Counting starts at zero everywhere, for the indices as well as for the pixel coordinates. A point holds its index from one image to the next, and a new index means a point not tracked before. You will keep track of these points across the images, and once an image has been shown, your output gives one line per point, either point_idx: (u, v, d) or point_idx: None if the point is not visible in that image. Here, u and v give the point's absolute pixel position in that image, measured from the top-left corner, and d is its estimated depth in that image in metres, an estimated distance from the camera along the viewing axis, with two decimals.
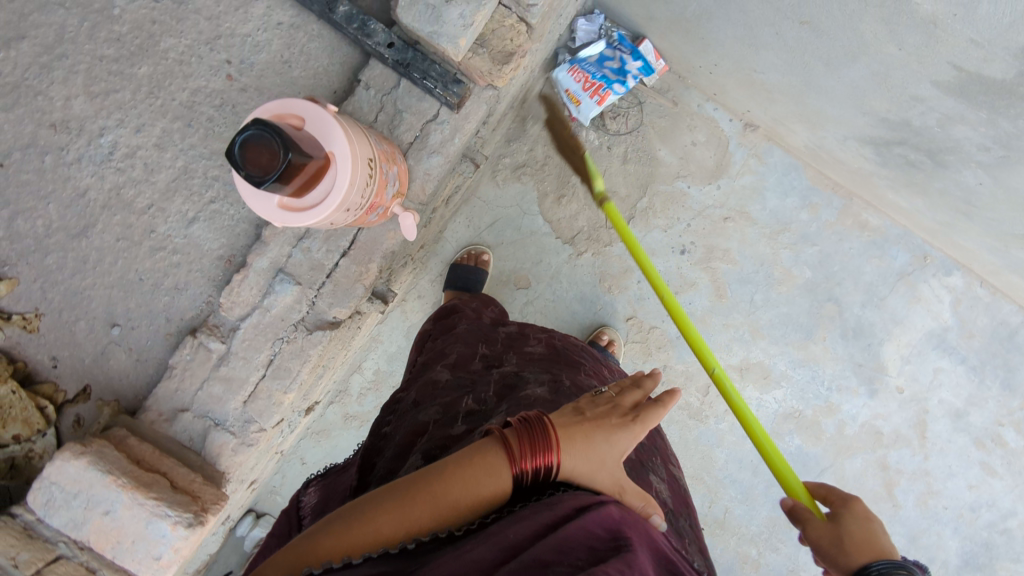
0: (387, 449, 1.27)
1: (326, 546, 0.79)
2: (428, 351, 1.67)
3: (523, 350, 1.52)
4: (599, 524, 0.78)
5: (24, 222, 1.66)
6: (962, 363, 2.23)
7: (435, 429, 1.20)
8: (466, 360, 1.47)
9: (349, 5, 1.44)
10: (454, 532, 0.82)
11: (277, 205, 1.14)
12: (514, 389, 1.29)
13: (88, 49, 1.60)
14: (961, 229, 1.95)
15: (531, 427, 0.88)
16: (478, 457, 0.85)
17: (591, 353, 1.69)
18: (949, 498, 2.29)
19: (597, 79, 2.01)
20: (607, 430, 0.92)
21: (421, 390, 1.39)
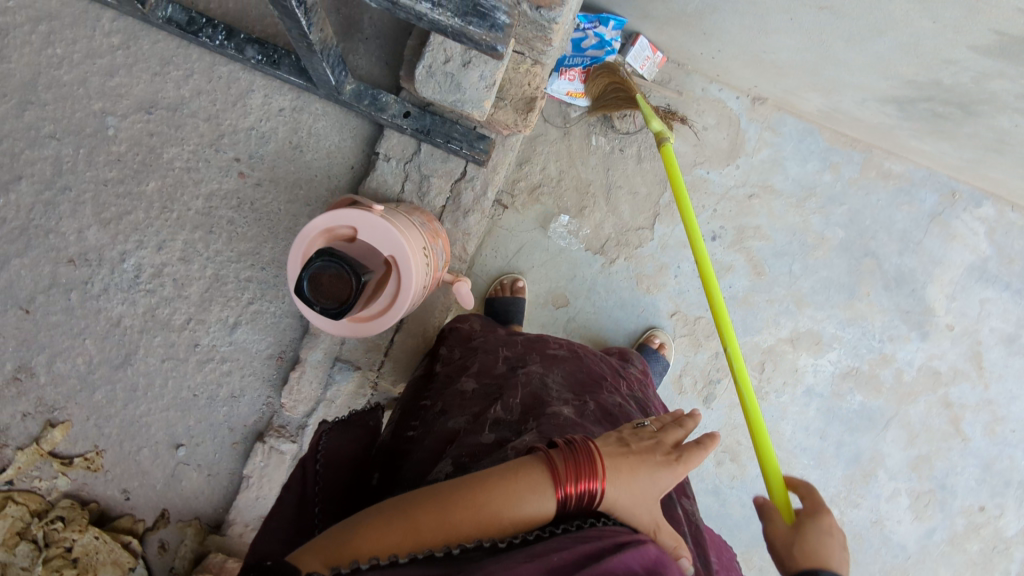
0: (415, 447, 1.13)
1: (368, 540, 0.75)
2: (449, 351, 1.42)
3: (544, 350, 1.34)
4: (638, 561, 0.74)
5: (63, 363, 1.61)
6: (1006, 289, 2.25)
7: (466, 441, 1.05)
8: (490, 365, 1.28)
9: (355, 82, 1.37)
10: (497, 544, 0.77)
11: (347, 322, 1.11)
12: (542, 397, 1.14)
13: (90, 177, 1.53)
14: (991, 164, 1.91)
15: (578, 451, 0.85)
16: (522, 472, 0.82)
17: (609, 360, 1.47)
18: (1015, 421, 2.31)
19: (586, 66, 1.98)
20: (651, 467, 0.88)
21: (444, 396, 1.24)
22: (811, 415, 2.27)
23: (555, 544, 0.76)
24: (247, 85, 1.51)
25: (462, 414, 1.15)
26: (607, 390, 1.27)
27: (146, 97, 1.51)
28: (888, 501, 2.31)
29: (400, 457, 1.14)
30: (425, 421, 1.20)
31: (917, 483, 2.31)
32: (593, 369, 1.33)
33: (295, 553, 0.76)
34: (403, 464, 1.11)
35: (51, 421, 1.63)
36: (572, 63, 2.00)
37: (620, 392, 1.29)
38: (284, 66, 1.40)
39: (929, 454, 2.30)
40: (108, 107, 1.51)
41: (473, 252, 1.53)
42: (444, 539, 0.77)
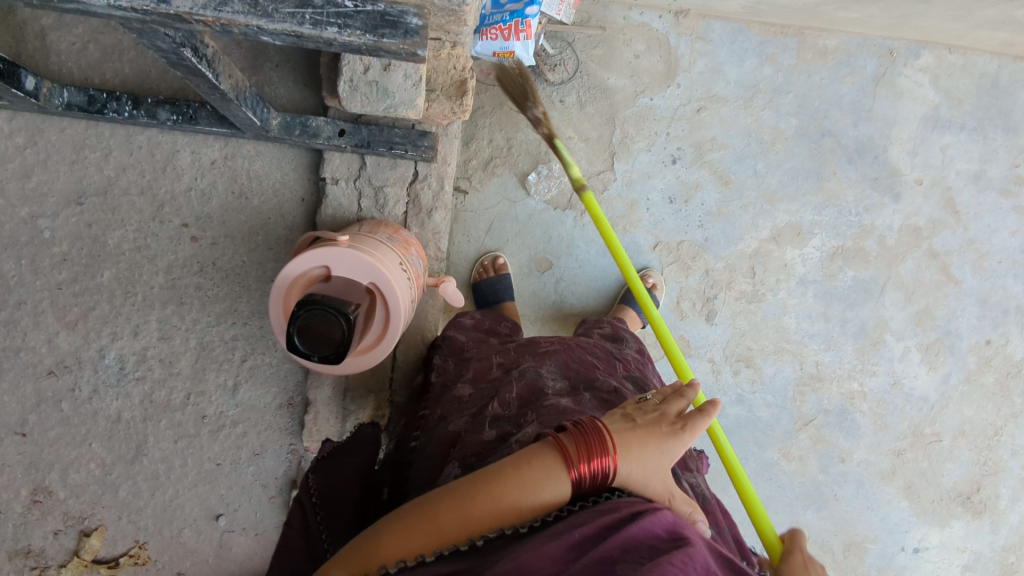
0: (418, 457, 1.14)
1: (392, 545, 0.77)
2: (440, 372, 1.41)
3: (534, 349, 1.31)
4: (660, 524, 0.75)
5: (77, 473, 1.57)
6: (962, 131, 2.27)
7: (469, 441, 1.05)
8: (484, 370, 1.29)
9: (280, 115, 1.32)
10: (519, 530, 0.78)
11: (352, 359, 1.09)
12: (540, 389, 1.13)
13: (41, 285, 1.47)
14: (920, 14, 1.91)
15: (586, 430, 0.85)
16: (535, 456, 0.83)
17: (605, 346, 1.44)
18: (1000, 252, 2.37)
19: (507, 20, 1.70)
20: (658, 439, 0.89)
21: (442, 407, 1.24)
22: (811, 302, 2.31)
23: (576, 520, 0.77)
24: (171, 146, 1.44)
25: (461, 418, 1.15)
26: (602, 373, 1.25)
27: (72, 187, 1.44)
28: (902, 361, 2.38)
29: (404, 470, 1.16)
30: (425, 430, 1.21)
31: (923, 337, 2.38)
32: (586, 356, 1.30)
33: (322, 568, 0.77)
34: (410, 476, 1.11)
35: (84, 531, 1.60)
36: (497, 28, 1.87)
37: (615, 376, 1.28)
38: (202, 118, 1.35)
39: (928, 305, 2.36)
40: (36, 211, 1.44)
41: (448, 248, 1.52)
42: (466, 533, 0.78)
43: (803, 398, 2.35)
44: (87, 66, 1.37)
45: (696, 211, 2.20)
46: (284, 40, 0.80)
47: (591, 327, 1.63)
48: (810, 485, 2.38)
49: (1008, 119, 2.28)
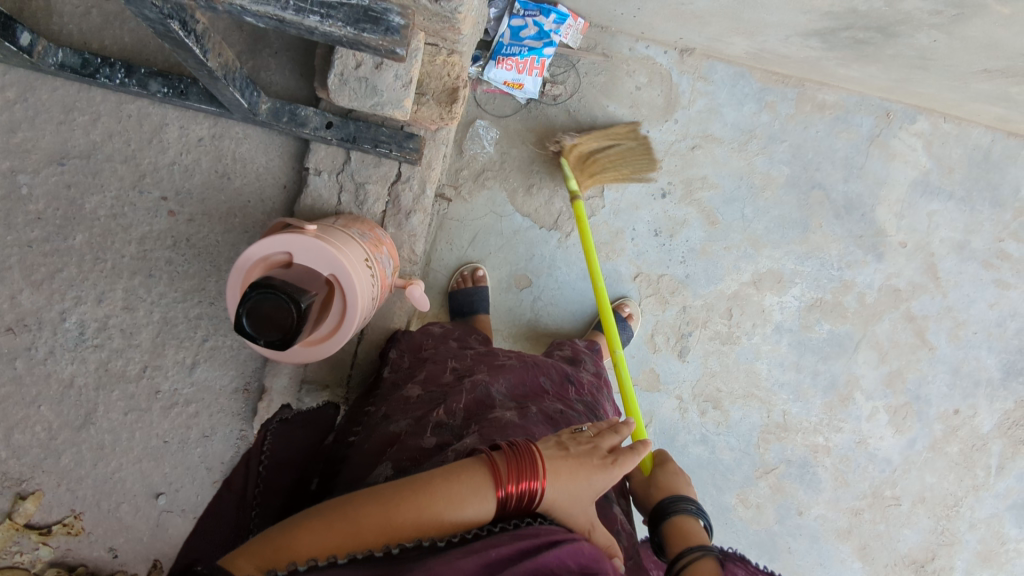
0: (354, 451, 1.13)
1: (307, 540, 0.74)
2: (395, 369, 1.41)
3: (490, 362, 1.31)
4: (575, 558, 0.75)
5: (22, 434, 1.55)
6: (950, 199, 2.30)
7: (405, 444, 1.05)
8: (437, 374, 1.28)
9: (270, 100, 1.32)
10: (436, 543, 0.77)
11: (301, 348, 1.07)
12: (485, 403, 1.13)
13: (12, 240, 1.46)
14: (919, 80, 1.92)
15: (520, 452, 0.85)
16: (469, 473, 0.82)
17: (562, 367, 1.44)
18: (976, 323, 2.38)
19: (526, 55, 1.94)
20: (589, 470, 0.88)
21: (388, 404, 1.24)
22: (784, 350, 2.31)
23: (495, 541, 0.75)
24: (160, 119, 1.45)
25: (404, 419, 1.15)
26: (551, 398, 1.25)
27: (55, 147, 1.44)
28: (869, 421, 2.38)
29: (338, 462, 1.15)
30: (367, 426, 1.20)
31: (893, 399, 2.38)
32: (540, 377, 1.30)
33: (225, 557, 0.72)
34: (341, 469, 1.10)
35: (21, 494, 1.57)
36: (509, 51, 1.94)
37: (566, 400, 1.27)
38: (193, 94, 1.34)
39: (900, 368, 2.38)
40: (17, 165, 1.44)
41: (422, 252, 1.52)
42: (384, 539, 0.76)
43: (766, 446, 2.34)
44: (86, 29, 1.37)
45: (679, 247, 2.22)
46: (266, 23, 0.81)
47: (551, 348, 1.62)
48: (765, 534, 2.37)
49: (997, 193, 2.31)
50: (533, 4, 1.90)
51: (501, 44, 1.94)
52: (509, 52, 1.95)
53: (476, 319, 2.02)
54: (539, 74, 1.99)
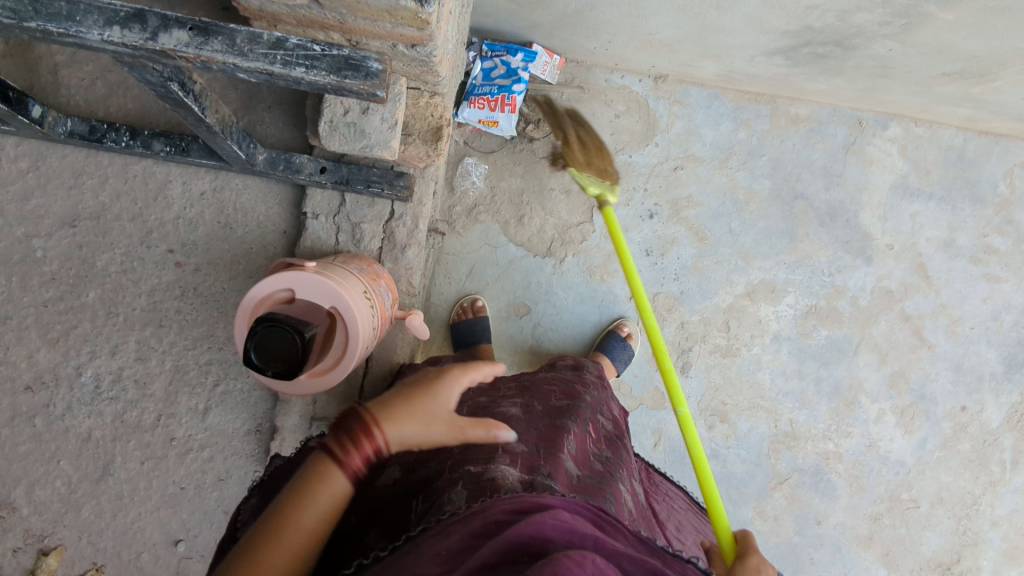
0: None
1: None
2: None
3: (491, 383, 1.39)
4: (545, 525, 0.78)
5: (43, 490, 1.59)
6: (930, 199, 2.36)
7: (412, 448, 1.12)
8: None
9: (266, 150, 1.41)
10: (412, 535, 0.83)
11: (307, 379, 1.10)
12: (487, 409, 1.21)
13: (28, 301, 1.53)
14: (885, 87, 2.00)
15: (347, 422, 0.92)
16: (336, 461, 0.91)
17: (564, 375, 1.50)
18: (972, 318, 2.41)
19: (496, 93, 2.01)
20: (426, 387, 0.96)
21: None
22: (785, 359, 2.35)
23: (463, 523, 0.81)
24: (163, 177, 1.53)
25: None
26: (555, 398, 1.32)
27: (66, 211, 1.52)
28: (877, 424, 2.39)
29: None
30: None
31: (898, 400, 2.40)
32: (543, 386, 1.37)
33: None
34: None
35: (44, 550, 1.61)
36: (481, 92, 2.03)
37: (570, 398, 1.34)
38: (193, 151, 1.43)
39: (901, 368, 2.40)
40: (30, 231, 1.52)
41: (420, 283, 1.58)
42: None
43: (777, 456, 2.35)
44: (92, 99, 1.47)
45: (672, 264, 2.28)
46: (257, 77, 0.89)
47: (554, 360, 1.67)
48: (786, 547, 2.35)
49: (976, 190, 2.37)
50: (501, 47, 2.02)
51: (473, 86, 2.03)
52: (481, 93, 2.04)
53: (479, 349, 2.07)
54: (513, 111, 2.05)
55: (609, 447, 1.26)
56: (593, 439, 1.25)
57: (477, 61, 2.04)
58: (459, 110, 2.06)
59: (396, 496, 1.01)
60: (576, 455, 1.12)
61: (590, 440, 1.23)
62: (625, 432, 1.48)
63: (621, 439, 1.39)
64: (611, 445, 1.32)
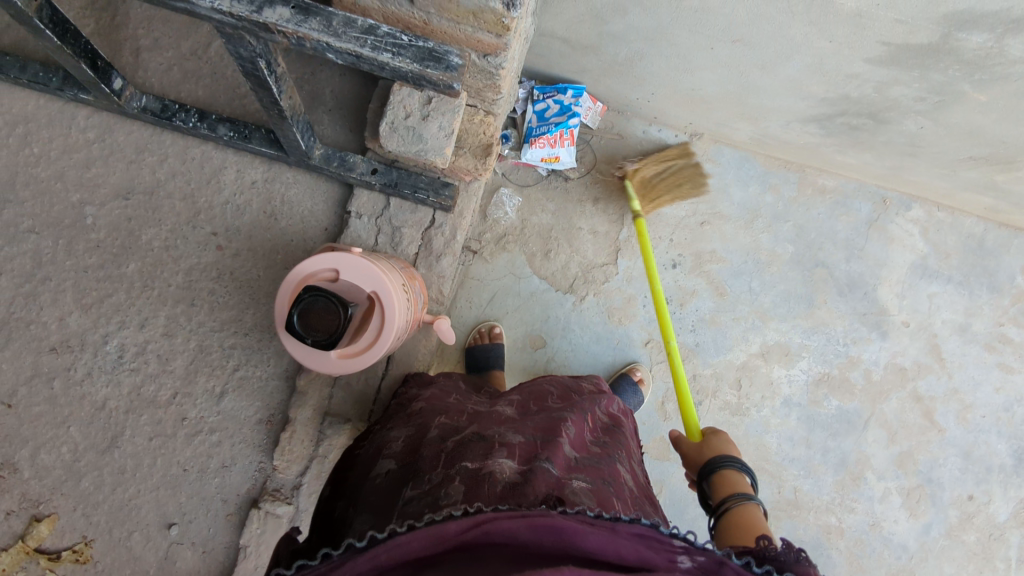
0: (362, 457, 1.23)
1: None
2: (402, 396, 1.49)
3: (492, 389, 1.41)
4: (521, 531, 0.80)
5: (48, 454, 1.59)
6: (949, 282, 2.40)
7: (411, 438, 1.16)
8: (442, 393, 1.39)
9: (324, 147, 1.48)
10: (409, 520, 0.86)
11: (336, 358, 1.12)
12: (485, 409, 1.27)
13: (70, 265, 1.58)
14: (912, 167, 2.08)
15: None
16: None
17: (561, 381, 1.53)
18: (983, 406, 2.41)
19: (556, 130, 2.10)
20: None
21: (393, 419, 1.34)
22: (794, 424, 2.34)
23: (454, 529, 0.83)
24: (220, 162, 1.60)
25: (407, 425, 1.25)
26: (552, 400, 1.35)
27: (122, 184, 1.59)
28: (882, 502, 2.35)
29: (347, 469, 1.24)
30: (373, 437, 1.30)
31: (905, 480, 2.37)
32: (541, 390, 1.41)
33: None
34: (350, 474, 1.20)
35: (36, 516, 1.59)
36: (539, 132, 2.11)
37: (568, 400, 1.37)
38: (254, 139, 1.51)
39: (910, 449, 2.38)
40: (85, 198, 1.58)
41: (449, 293, 1.62)
42: None
43: (778, 524, 2.30)
44: (167, 83, 1.56)
45: (690, 316, 2.30)
46: (345, 59, 0.96)
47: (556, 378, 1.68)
48: None
49: (994, 279, 2.41)
50: (551, 88, 2.13)
51: (532, 128, 2.13)
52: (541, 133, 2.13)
53: (492, 374, 2.08)
54: (572, 144, 2.14)
55: (608, 435, 1.32)
56: (591, 428, 1.28)
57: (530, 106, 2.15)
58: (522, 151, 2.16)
59: (392, 482, 1.04)
60: (574, 439, 1.15)
61: (589, 430, 1.27)
62: (626, 426, 1.49)
63: (620, 428, 1.42)
64: (610, 433, 1.34)
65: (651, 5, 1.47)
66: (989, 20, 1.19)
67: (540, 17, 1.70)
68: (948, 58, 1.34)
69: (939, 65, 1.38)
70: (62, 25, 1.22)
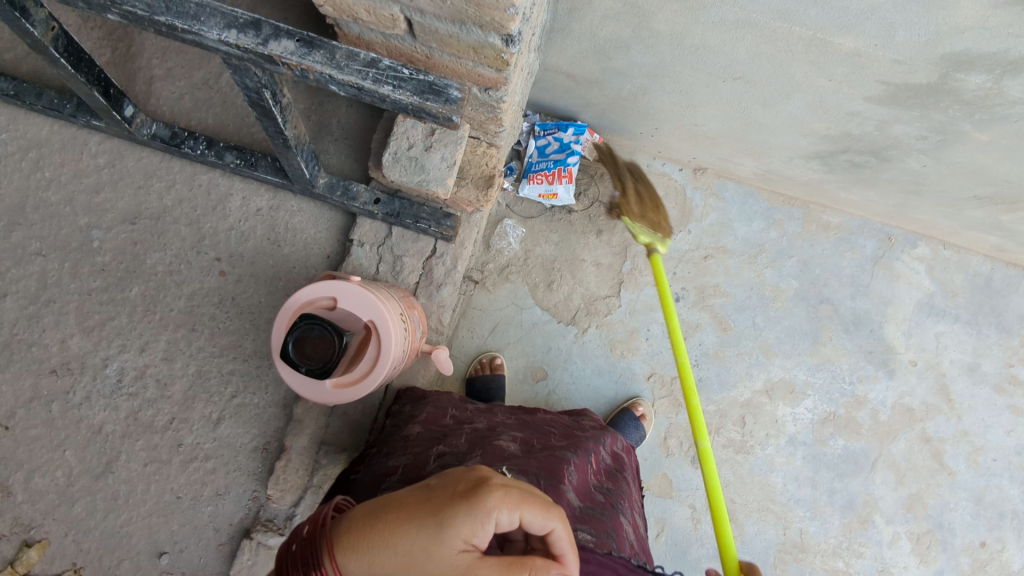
0: (357, 485, 1.20)
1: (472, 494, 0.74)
2: (395, 416, 1.49)
3: (491, 417, 1.40)
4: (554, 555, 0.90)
5: (42, 478, 1.58)
6: (956, 321, 2.38)
7: (408, 471, 1.13)
8: (438, 417, 1.37)
9: (328, 176, 1.50)
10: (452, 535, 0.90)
11: (331, 388, 1.12)
12: (486, 438, 1.25)
13: (74, 288, 1.59)
14: (915, 206, 2.08)
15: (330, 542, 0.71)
16: (396, 553, 0.68)
17: (561, 416, 1.52)
18: (995, 449, 2.36)
19: (553, 167, 2.13)
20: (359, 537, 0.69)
21: (390, 445, 1.31)
22: (799, 464, 2.29)
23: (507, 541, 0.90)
24: (226, 189, 1.62)
25: (404, 455, 1.22)
26: (554, 433, 1.35)
27: (130, 209, 1.61)
28: (891, 547, 2.29)
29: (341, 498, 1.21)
30: (368, 465, 1.28)
31: (914, 525, 2.30)
32: (543, 423, 1.40)
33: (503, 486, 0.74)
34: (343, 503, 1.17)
35: (27, 541, 1.57)
36: (539, 168, 2.15)
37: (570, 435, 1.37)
38: (260, 166, 1.53)
39: (920, 492, 2.32)
40: (93, 222, 1.60)
41: (449, 323, 1.62)
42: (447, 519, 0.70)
43: (783, 567, 2.24)
44: (178, 110, 1.60)
45: (693, 350, 2.29)
46: (347, 90, 0.98)
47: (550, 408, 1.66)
48: None
49: (1003, 319, 2.38)
50: (553, 124, 2.15)
51: (532, 164, 2.17)
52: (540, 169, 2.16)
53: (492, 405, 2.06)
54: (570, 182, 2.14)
55: (610, 481, 1.33)
56: (594, 471, 1.28)
57: (534, 138, 2.18)
58: (521, 185, 2.19)
59: None
60: (578, 486, 1.15)
61: (592, 473, 1.26)
62: (627, 467, 1.47)
63: (621, 471, 1.41)
64: (612, 478, 1.34)
65: (653, 42, 1.50)
66: (987, 61, 1.20)
67: (545, 52, 1.74)
68: (947, 97, 1.35)
69: (939, 104, 1.39)
70: (76, 54, 1.25)
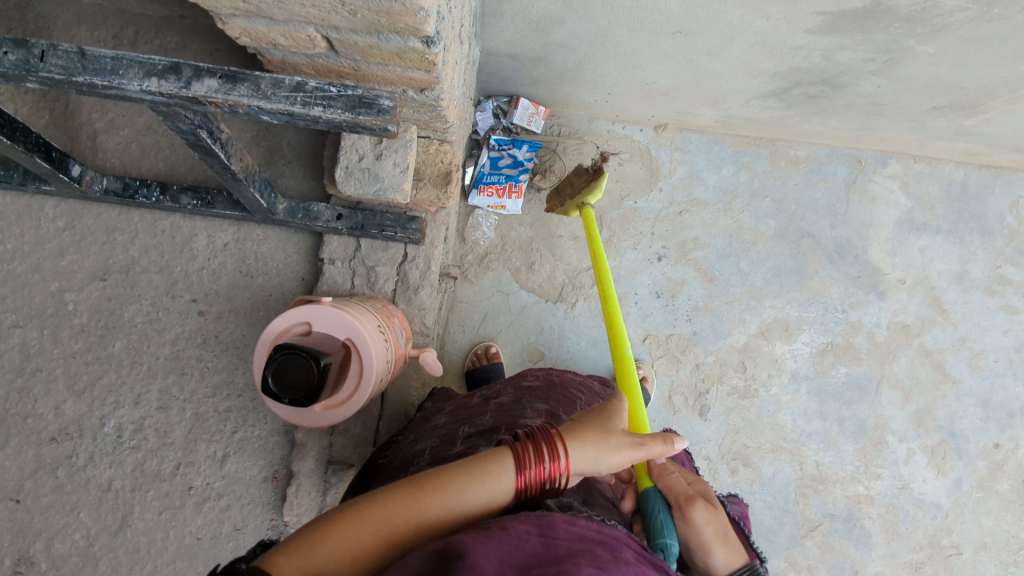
0: (387, 467, 1.22)
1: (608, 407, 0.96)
2: (424, 410, 1.51)
3: (517, 383, 1.37)
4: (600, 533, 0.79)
5: (62, 543, 1.60)
6: (938, 233, 2.38)
7: (434, 450, 1.13)
8: (464, 401, 1.38)
9: (286, 201, 1.49)
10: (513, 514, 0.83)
11: (320, 411, 1.12)
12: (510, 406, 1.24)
13: (57, 353, 1.59)
14: (879, 125, 2.07)
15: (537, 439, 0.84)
16: (603, 436, 0.86)
17: (591, 385, 1.53)
18: (994, 351, 2.38)
19: (504, 181, 2.21)
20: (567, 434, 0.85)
21: (417, 432, 1.33)
22: (805, 399, 2.31)
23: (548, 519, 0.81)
24: (189, 230, 1.61)
25: (431, 438, 1.22)
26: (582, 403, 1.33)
27: (98, 265, 1.60)
28: (908, 464, 2.32)
29: (371, 479, 1.23)
30: (395, 449, 1.30)
31: (927, 438, 2.33)
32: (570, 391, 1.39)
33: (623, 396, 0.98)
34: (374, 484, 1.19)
35: None
36: (489, 180, 2.21)
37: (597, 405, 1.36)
38: (218, 203, 1.52)
39: (927, 405, 2.34)
40: (63, 285, 1.60)
41: (432, 324, 1.63)
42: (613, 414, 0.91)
43: (805, 501, 2.26)
44: (127, 160, 1.59)
45: (683, 306, 2.29)
46: (279, 118, 0.97)
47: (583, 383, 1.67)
48: None
49: (983, 223, 2.39)
50: (507, 140, 2.20)
51: (482, 174, 2.21)
52: (489, 181, 2.22)
53: None
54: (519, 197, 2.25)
55: None
56: None
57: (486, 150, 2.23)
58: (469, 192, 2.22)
59: None
60: None
61: None
62: None
63: None
64: None
65: (587, 11, 1.48)
66: None
67: (483, 38, 1.71)
68: (886, 17, 1.34)
69: (879, 25, 1.38)
70: (10, 124, 1.23)
